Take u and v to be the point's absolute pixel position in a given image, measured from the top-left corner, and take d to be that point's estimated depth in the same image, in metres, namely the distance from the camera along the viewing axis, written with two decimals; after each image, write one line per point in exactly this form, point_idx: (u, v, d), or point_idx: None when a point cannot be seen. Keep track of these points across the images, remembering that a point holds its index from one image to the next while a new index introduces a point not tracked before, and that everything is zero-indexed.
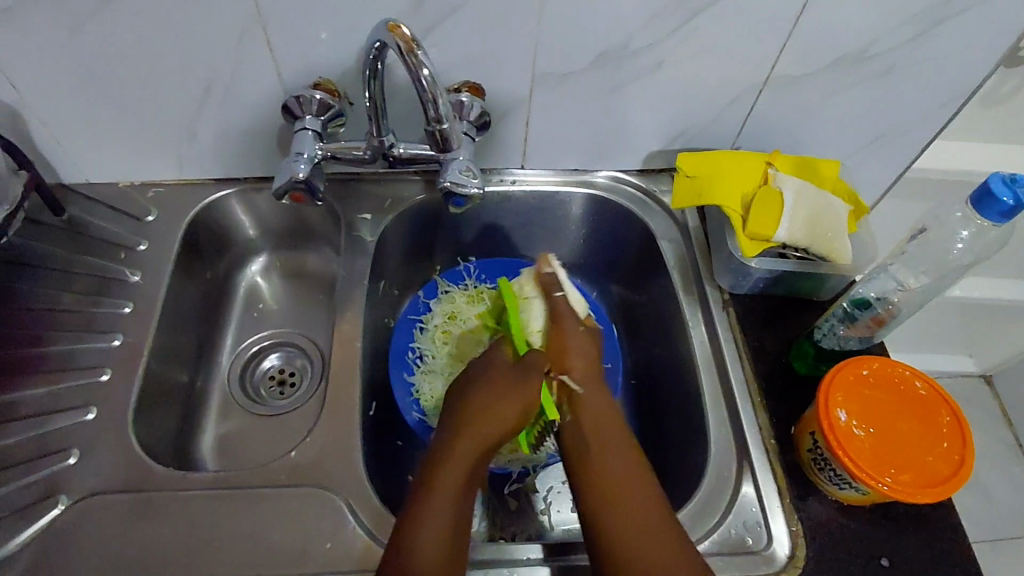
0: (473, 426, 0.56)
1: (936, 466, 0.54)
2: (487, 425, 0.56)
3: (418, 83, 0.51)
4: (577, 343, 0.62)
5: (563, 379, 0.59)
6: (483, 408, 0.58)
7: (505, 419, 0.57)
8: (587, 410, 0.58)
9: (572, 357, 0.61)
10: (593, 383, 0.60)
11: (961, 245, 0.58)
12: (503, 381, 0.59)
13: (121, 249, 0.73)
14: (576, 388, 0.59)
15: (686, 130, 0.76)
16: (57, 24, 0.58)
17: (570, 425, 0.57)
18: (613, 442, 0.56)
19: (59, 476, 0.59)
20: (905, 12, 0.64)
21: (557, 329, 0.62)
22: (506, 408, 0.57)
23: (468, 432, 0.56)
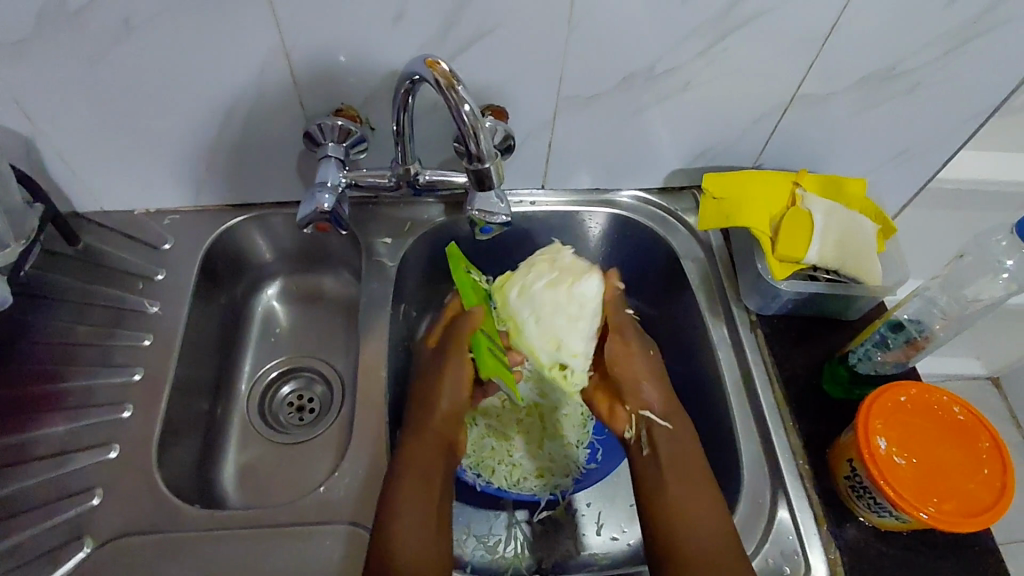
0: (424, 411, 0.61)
1: (978, 494, 0.54)
2: (429, 403, 0.62)
3: (458, 117, 0.51)
4: (650, 370, 0.63)
5: (644, 412, 0.61)
6: (427, 394, 0.63)
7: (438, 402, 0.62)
8: (662, 439, 0.59)
9: (645, 386, 0.62)
10: (673, 412, 0.61)
11: (1006, 275, 0.57)
12: (428, 370, 0.64)
13: (138, 279, 0.72)
14: (657, 420, 0.60)
15: (710, 149, 0.75)
16: (75, 56, 0.57)
17: (647, 455, 0.59)
18: (686, 469, 0.57)
19: (84, 517, 0.58)
20: (935, 30, 0.63)
21: (624, 357, 0.64)
22: (438, 385, 0.63)
23: (423, 417, 0.61)
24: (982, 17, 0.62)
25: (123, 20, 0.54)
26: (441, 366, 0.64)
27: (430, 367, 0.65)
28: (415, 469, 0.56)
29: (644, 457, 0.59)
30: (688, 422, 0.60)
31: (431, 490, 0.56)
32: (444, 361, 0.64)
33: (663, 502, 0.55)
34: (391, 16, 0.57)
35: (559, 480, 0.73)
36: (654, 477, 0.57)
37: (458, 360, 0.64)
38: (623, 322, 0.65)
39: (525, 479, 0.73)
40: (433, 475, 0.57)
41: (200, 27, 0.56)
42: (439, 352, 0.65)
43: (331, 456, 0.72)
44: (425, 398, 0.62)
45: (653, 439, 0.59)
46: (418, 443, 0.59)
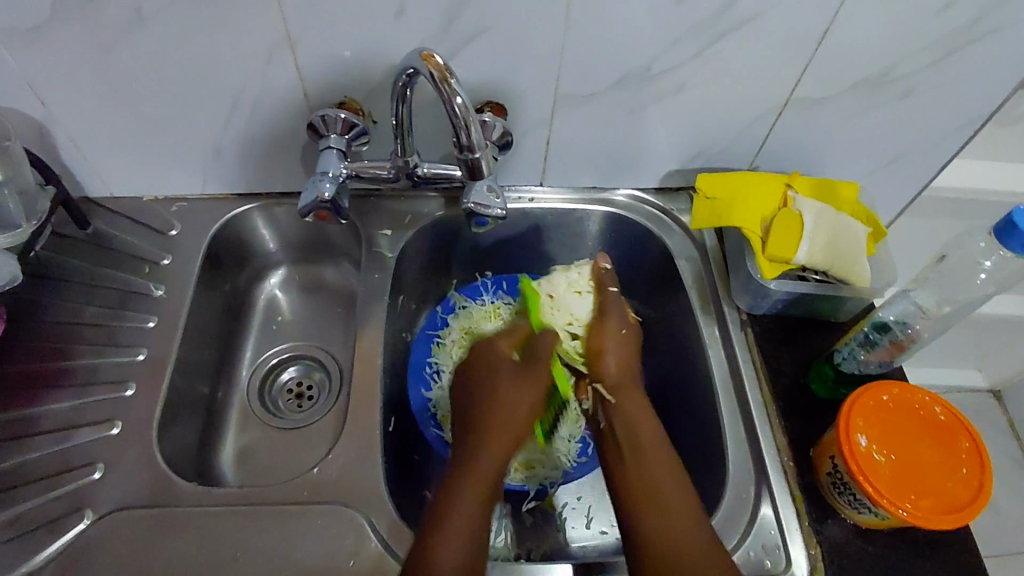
0: (491, 431, 0.58)
1: (955, 492, 0.55)
2: (508, 425, 0.58)
3: (450, 109, 0.54)
4: (614, 343, 0.65)
5: (597, 385, 0.63)
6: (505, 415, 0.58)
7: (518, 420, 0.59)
8: (615, 413, 0.61)
9: (606, 358, 0.64)
10: (627, 385, 0.63)
11: (984, 274, 0.59)
12: (507, 381, 0.61)
13: (145, 263, 0.74)
14: (608, 395, 0.62)
15: (705, 150, 0.76)
16: (90, 45, 0.59)
17: (606, 432, 0.60)
18: (651, 452, 0.57)
19: (85, 489, 0.60)
20: (927, 36, 0.64)
21: (598, 329, 0.66)
22: (512, 417, 0.59)
23: (493, 441, 0.57)
24: (974, 24, 0.63)
25: (136, 10, 0.57)
26: (520, 385, 0.61)
27: (510, 379, 0.61)
28: (465, 534, 0.51)
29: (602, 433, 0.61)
30: (642, 396, 0.62)
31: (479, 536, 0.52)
32: (530, 385, 0.61)
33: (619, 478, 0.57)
34: (394, 12, 0.59)
35: (549, 472, 0.71)
36: (618, 458, 0.58)
37: (539, 384, 0.61)
38: (609, 299, 0.68)
39: (514, 469, 0.72)
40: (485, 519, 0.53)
41: (209, 19, 0.58)
42: (523, 369, 0.62)
43: (327, 442, 0.74)
44: (504, 420, 0.58)
45: (608, 414, 0.61)
46: (477, 472, 0.55)
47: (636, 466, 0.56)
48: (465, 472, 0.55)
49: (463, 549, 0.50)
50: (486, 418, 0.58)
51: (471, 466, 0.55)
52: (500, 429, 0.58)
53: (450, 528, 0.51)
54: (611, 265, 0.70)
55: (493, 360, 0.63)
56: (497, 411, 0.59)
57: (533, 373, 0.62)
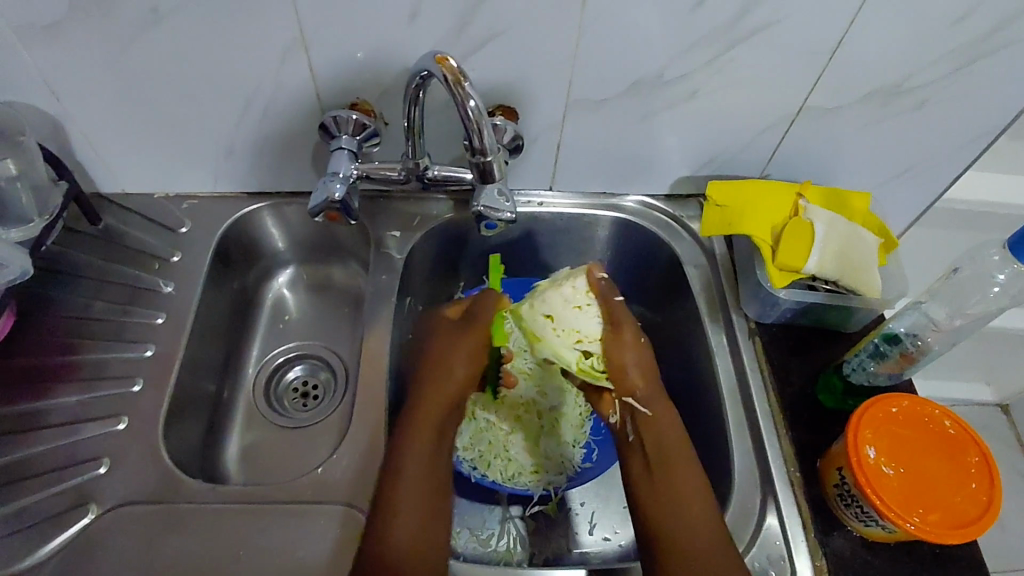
0: (437, 384, 0.64)
1: (964, 507, 0.54)
2: (447, 383, 0.64)
3: (463, 113, 0.54)
4: (636, 357, 0.64)
5: (625, 399, 0.63)
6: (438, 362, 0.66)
7: (454, 366, 0.66)
8: (647, 428, 0.61)
9: (629, 372, 0.64)
10: (656, 397, 0.63)
11: (997, 288, 0.58)
12: (446, 343, 0.68)
13: (155, 260, 0.74)
14: (638, 407, 0.62)
15: (716, 157, 0.76)
16: (106, 42, 0.59)
17: (634, 444, 0.61)
18: (677, 462, 0.58)
19: (90, 484, 0.60)
20: (942, 48, 0.64)
21: (615, 343, 0.64)
22: (455, 368, 0.65)
23: (430, 388, 0.64)
24: (990, 36, 0.62)
25: (152, 9, 0.57)
26: (458, 341, 0.67)
27: (449, 334, 0.69)
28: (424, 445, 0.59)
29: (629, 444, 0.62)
30: (671, 409, 0.62)
31: (438, 452, 0.59)
32: (470, 331, 0.68)
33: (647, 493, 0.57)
34: (408, 15, 0.59)
35: (553, 477, 0.72)
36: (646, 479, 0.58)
37: (479, 339, 0.68)
38: (617, 309, 0.65)
39: (519, 474, 0.72)
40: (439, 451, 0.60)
41: (224, 19, 0.58)
42: (462, 328, 0.69)
43: (331, 442, 0.74)
44: (443, 375, 0.65)
45: (637, 425, 0.62)
46: (428, 408, 0.62)
47: (660, 479, 0.57)
48: (411, 419, 0.61)
49: (422, 487, 0.56)
50: (428, 372, 0.65)
51: (420, 403, 0.62)
52: (440, 383, 0.64)
53: (410, 462, 0.57)
54: (604, 272, 0.66)
55: (440, 325, 0.70)
56: (441, 371, 0.65)
57: (471, 329, 0.68)
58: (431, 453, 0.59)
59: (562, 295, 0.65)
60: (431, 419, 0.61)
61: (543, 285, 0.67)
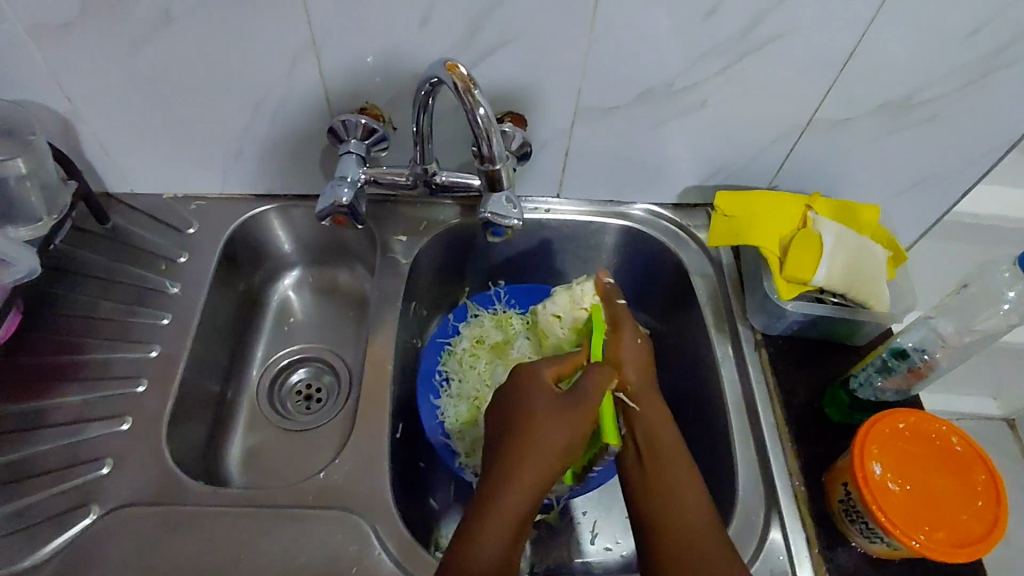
0: (523, 468, 0.53)
1: (970, 526, 0.54)
2: (544, 463, 0.54)
3: (473, 120, 0.54)
4: (631, 354, 0.63)
5: (619, 394, 0.61)
6: (532, 435, 0.55)
7: (550, 445, 0.54)
8: (640, 424, 0.59)
9: (625, 366, 0.62)
10: (650, 394, 0.61)
11: (1007, 305, 0.58)
12: (549, 409, 0.56)
13: (162, 260, 0.75)
14: (631, 403, 0.60)
15: (725, 167, 0.76)
16: (118, 44, 0.60)
17: (627, 441, 0.59)
18: (669, 458, 0.57)
19: (93, 484, 0.60)
20: (953, 62, 0.63)
21: (612, 340, 0.64)
22: (551, 434, 0.55)
23: (518, 483, 0.52)
24: (1003, 51, 0.62)
25: (164, 11, 0.57)
26: (560, 420, 0.56)
27: (556, 405, 0.56)
28: (501, 545, 0.50)
29: (622, 440, 0.59)
30: (665, 409, 0.61)
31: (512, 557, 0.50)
32: (576, 412, 0.56)
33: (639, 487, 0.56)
34: (418, 21, 0.59)
35: (556, 486, 0.70)
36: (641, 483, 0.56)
37: (581, 420, 0.56)
38: (618, 310, 0.67)
39: None
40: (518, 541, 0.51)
41: (235, 22, 0.59)
42: (568, 402, 0.57)
43: (334, 445, 0.74)
44: (542, 454, 0.54)
45: (629, 420, 0.59)
46: (519, 500, 0.52)
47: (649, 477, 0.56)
48: (499, 499, 0.52)
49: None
50: (515, 452, 0.54)
51: (503, 500, 0.51)
52: (534, 465, 0.54)
53: (485, 560, 0.48)
54: (612, 279, 0.69)
55: (529, 391, 0.58)
56: (537, 446, 0.54)
57: (581, 405, 0.57)
58: (505, 557, 0.49)
59: (569, 295, 0.71)
60: (511, 515, 0.51)
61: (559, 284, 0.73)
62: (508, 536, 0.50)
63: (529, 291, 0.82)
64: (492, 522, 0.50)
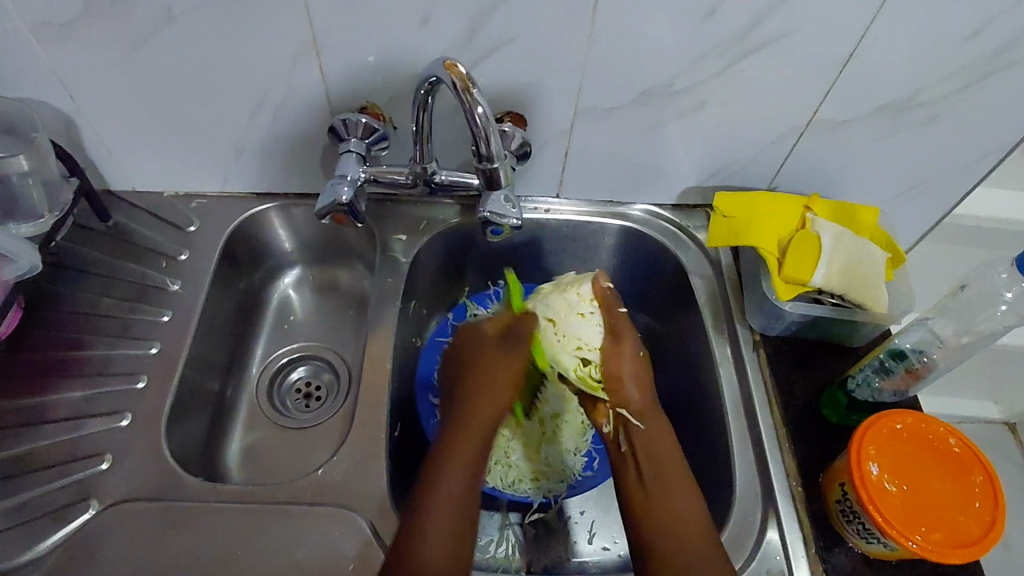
0: (473, 409, 0.60)
1: (967, 527, 0.54)
2: (489, 411, 0.60)
3: (471, 119, 0.54)
4: (633, 369, 0.64)
5: (621, 409, 0.62)
6: (479, 382, 0.62)
7: (492, 390, 0.61)
8: (640, 437, 0.60)
9: (626, 383, 0.63)
10: (651, 412, 0.62)
11: (1005, 306, 0.58)
12: (487, 360, 0.64)
13: (163, 258, 0.75)
14: (632, 420, 0.61)
15: (725, 168, 0.76)
16: (120, 42, 0.60)
17: (626, 455, 0.60)
18: (670, 475, 0.57)
19: (92, 479, 0.60)
20: (953, 64, 0.63)
21: (614, 353, 0.64)
22: (496, 393, 0.61)
23: (468, 422, 0.59)
24: (1002, 53, 0.62)
25: (166, 10, 0.58)
26: (497, 361, 0.64)
27: (490, 352, 0.65)
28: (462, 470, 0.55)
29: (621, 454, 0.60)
30: (667, 426, 0.62)
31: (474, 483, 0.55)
32: (510, 356, 0.64)
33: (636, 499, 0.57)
34: (419, 20, 0.60)
35: (553, 485, 0.71)
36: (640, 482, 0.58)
37: (517, 363, 0.64)
38: (618, 319, 0.66)
39: (519, 481, 0.71)
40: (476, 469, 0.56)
41: (237, 21, 0.59)
42: (502, 350, 0.65)
43: (332, 443, 0.74)
44: (485, 393, 0.61)
45: (630, 437, 0.60)
46: (476, 424, 0.59)
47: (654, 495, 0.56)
48: (454, 436, 0.57)
49: (464, 473, 0.55)
50: (468, 389, 0.62)
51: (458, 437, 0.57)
52: (488, 398, 0.61)
53: (457, 454, 0.56)
54: (611, 283, 0.67)
55: (476, 342, 0.66)
56: (484, 386, 0.62)
57: (512, 351, 0.65)
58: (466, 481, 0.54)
59: (567, 299, 0.67)
60: (466, 446, 0.57)
61: (551, 291, 0.69)
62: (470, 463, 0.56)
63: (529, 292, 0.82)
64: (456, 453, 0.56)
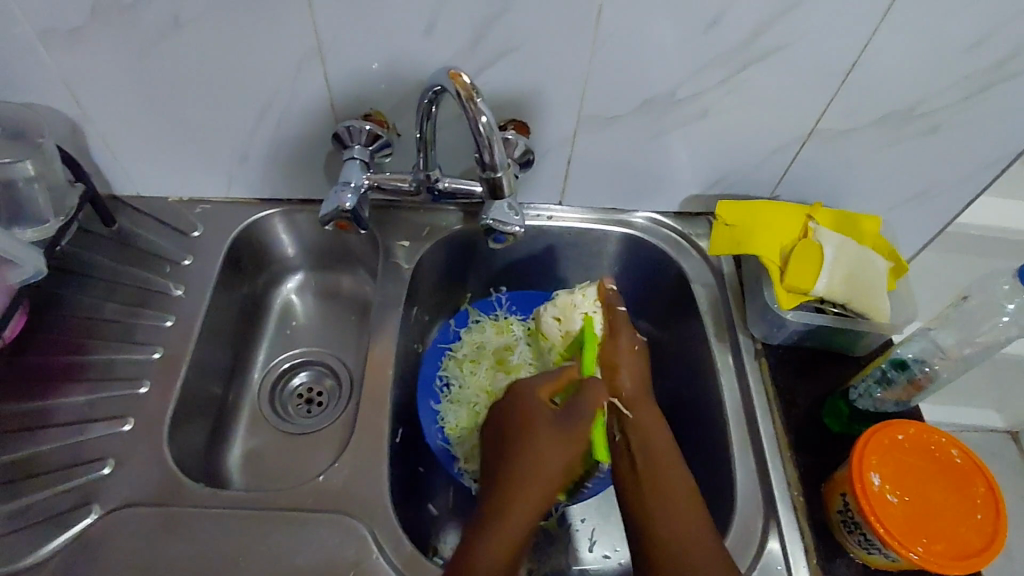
0: (513, 503, 0.54)
1: (969, 538, 0.54)
2: (533, 502, 0.55)
3: (474, 128, 0.54)
4: (627, 360, 0.65)
5: (614, 399, 0.62)
6: (532, 464, 0.56)
7: (544, 473, 0.56)
8: (631, 426, 0.60)
9: (620, 373, 0.64)
10: (640, 399, 0.63)
11: (1007, 318, 0.58)
12: (541, 439, 0.57)
13: (166, 263, 0.75)
14: (624, 408, 0.61)
15: (727, 176, 0.76)
16: (126, 49, 0.61)
17: (620, 445, 0.60)
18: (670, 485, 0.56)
19: (94, 484, 0.61)
20: (955, 74, 0.64)
21: (610, 344, 0.66)
22: (548, 471, 0.56)
23: (506, 522, 0.53)
24: (1004, 64, 0.62)
25: (173, 17, 0.58)
26: (553, 447, 0.57)
27: (546, 433, 0.57)
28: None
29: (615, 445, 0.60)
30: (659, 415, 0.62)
31: None
32: (567, 436, 0.58)
33: (641, 509, 0.55)
34: (423, 28, 0.60)
35: None
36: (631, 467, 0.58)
37: (578, 444, 0.58)
38: (618, 318, 0.68)
39: None
40: (508, 571, 0.52)
41: (243, 28, 0.59)
42: (561, 425, 0.58)
43: (333, 449, 0.74)
44: (533, 484, 0.55)
45: (623, 425, 0.61)
46: (511, 529, 0.53)
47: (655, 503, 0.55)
48: (490, 536, 0.52)
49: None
50: (516, 474, 0.56)
51: (497, 538, 0.52)
52: (532, 488, 0.55)
53: (489, 560, 0.51)
54: (615, 284, 0.69)
55: (526, 403, 0.60)
56: (528, 464, 0.56)
57: (570, 431, 0.58)
58: None
59: (577, 304, 0.69)
60: (502, 550, 0.52)
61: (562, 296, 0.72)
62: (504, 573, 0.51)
63: (530, 299, 0.82)
64: (489, 563, 0.51)
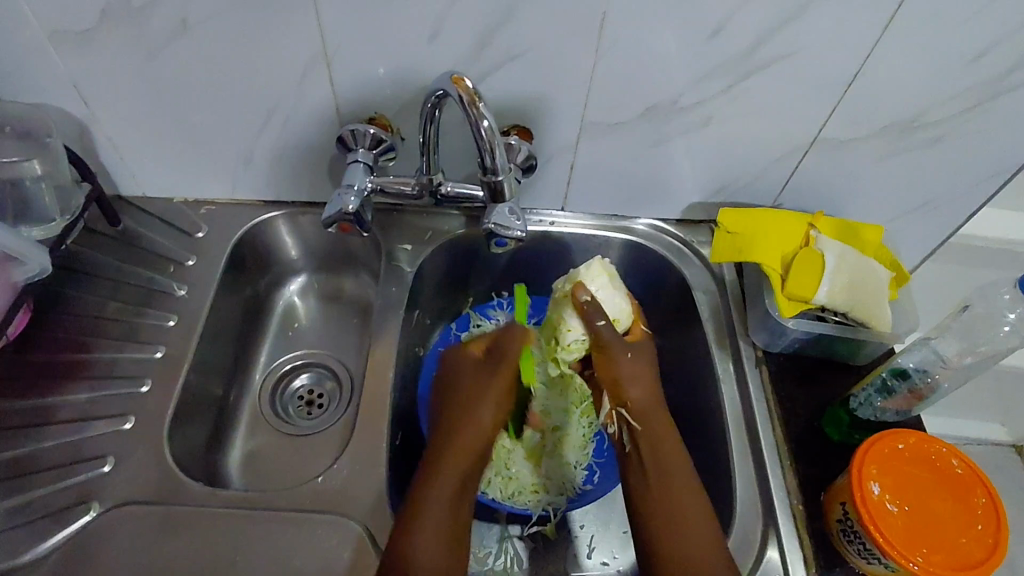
0: (463, 431, 0.61)
1: (969, 549, 0.53)
2: (477, 433, 0.61)
3: (477, 132, 0.55)
4: (632, 372, 0.63)
5: (621, 409, 0.62)
6: (469, 400, 0.64)
7: (483, 408, 0.63)
8: (643, 440, 0.60)
9: (623, 385, 0.63)
10: (652, 410, 0.62)
11: (1008, 327, 0.58)
12: (476, 382, 0.65)
13: (170, 263, 0.76)
14: (631, 419, 0.61)
15: (729, 184, 0.76)
16: (135, 50, 0.61)
17: (631, 454, 0.60)
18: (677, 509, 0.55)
19: (93, 482, 0.61)
20: (958, 84, 0.64)
21: (606, 359, 0.64)
22: (482, 410, 0.63)
23: (455, 444, 0.60)
24: (1007, 75, 0.62)
25: (181, 20, 0.59)
26: (488, 383, 0.65)
27: (472, 376, 0.66)
28: (446, 492, 0.56)
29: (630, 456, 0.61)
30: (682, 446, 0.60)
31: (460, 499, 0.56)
32: (494, 373, 0.65)
33: (651, 523, 0.55)
34: (429, 33, 0.60)
35: (554, 498, 0.71)
36: (645, 479, 0.58)
37: (508, 379, 0.65)
38: (603, 333, 0.63)
39: (519, 493, 0.71)
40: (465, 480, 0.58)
41: (249, 31, 0.60)
42: (484, 368, 0.66)
43: (332, 451, 0.74)
44: (473, 419, 0.62)
45: (632, 437, 0.61)
46: (460, 445, 0.60)
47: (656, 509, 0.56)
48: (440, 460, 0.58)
49: (450, 499, 0.55)
50: (453, 414, 0.63)
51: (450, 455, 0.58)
52: (467, 425, 0.62)
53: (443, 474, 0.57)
54: (588, 295, 0.63)
55: (458, 365, 0.67)
56: (474, 406, 0.63)
57: (497, 368, 0.65)
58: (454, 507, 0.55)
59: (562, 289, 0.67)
60: (458, 463, 0.58)
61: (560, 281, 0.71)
62: (455, 478, 0.57)
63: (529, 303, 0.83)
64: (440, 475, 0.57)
